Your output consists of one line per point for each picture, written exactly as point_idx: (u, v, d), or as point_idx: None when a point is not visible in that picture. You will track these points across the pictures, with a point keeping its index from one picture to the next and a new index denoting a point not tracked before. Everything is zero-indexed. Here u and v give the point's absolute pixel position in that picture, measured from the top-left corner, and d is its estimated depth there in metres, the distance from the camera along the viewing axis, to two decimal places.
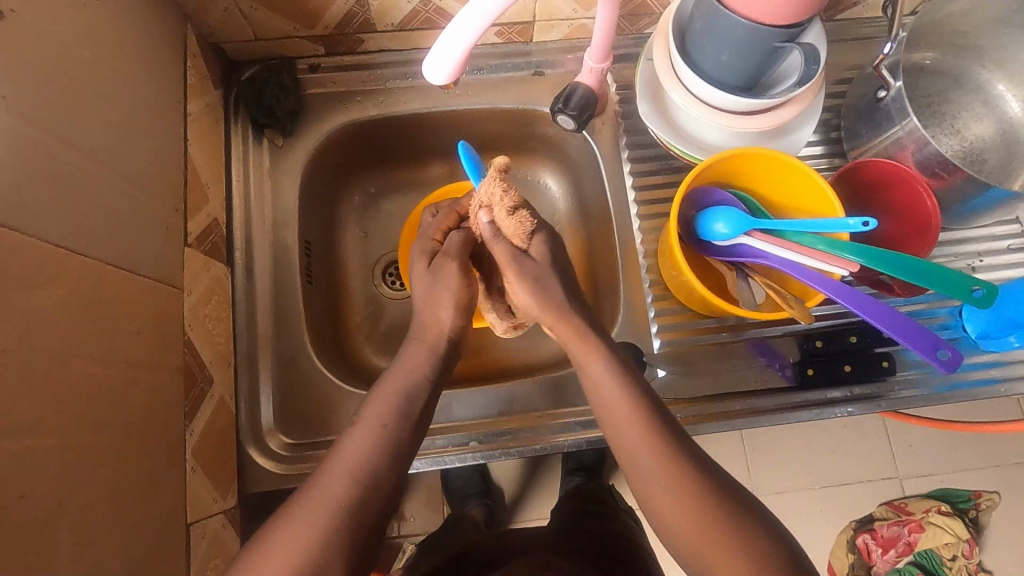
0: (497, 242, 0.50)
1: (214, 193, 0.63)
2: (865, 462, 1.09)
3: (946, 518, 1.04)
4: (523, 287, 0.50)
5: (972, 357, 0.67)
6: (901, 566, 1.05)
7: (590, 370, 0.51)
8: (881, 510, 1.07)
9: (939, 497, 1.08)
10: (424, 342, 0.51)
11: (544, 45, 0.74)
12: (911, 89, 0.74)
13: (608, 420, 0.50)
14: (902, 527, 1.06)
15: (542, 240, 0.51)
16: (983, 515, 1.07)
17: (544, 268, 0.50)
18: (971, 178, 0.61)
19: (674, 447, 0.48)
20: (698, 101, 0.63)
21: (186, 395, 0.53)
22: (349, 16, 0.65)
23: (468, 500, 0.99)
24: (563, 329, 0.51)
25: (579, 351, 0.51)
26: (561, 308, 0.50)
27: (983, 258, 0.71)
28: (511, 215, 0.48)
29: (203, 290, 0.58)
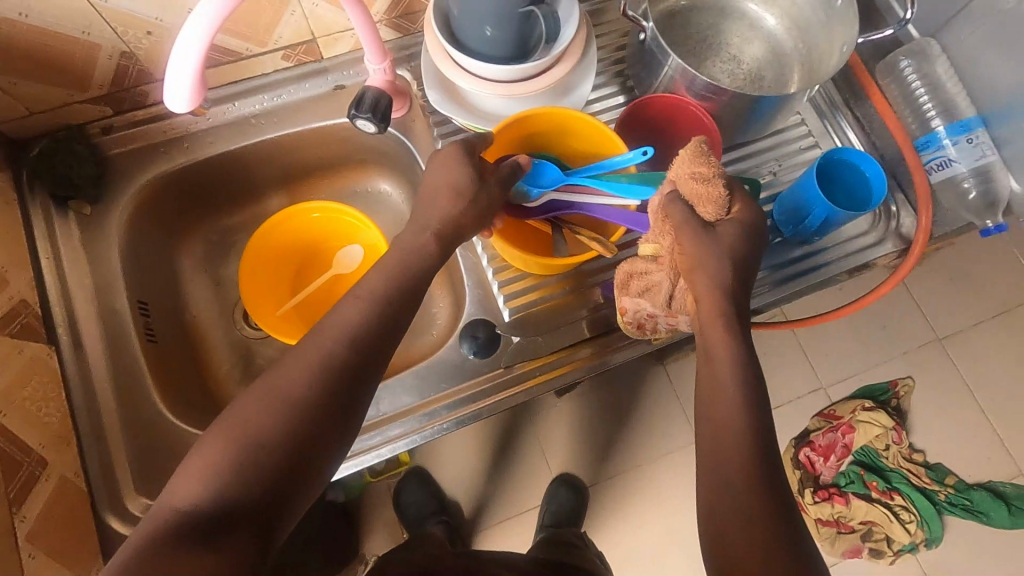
0: (682, 208, 0.53)
1: (16, 274, 0.61)
2: (790, 379, 1.16)
3: (871, 413, 1.11)
4: (693, 258, 0.52)
5: (789, 254, 0.73)
6: (845, 469, 1.11)
7: (710, 347, 0.50)
8: (814, 421, 1.14)
9: (861, 396, 1.15)
10: (399, 249, 0.56)
11: (338, 59, 0.76)
12: (680, 29, 0.81)
13: (705, 385, 0.50)
14: (835, 432, 1.12)
15: (738, 219, 0.53)
16: (904, 402, 1.15)
17: (722, 244, 0.52)
18: (734, 93, 0.66)
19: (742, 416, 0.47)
20: (476, 78, 0.66)
21: (7, 481, 0.51)
22: (122, 70, 0.65)
23: (427, 521, 1.01)
24: (708, 312, 0.51)
25: (712, 334, 0.50)
26: (721, 291, 0.51)
27: (781, 163, 0.77)
28: (716, 180, 0.52)
29: (16, 372, 0.56)
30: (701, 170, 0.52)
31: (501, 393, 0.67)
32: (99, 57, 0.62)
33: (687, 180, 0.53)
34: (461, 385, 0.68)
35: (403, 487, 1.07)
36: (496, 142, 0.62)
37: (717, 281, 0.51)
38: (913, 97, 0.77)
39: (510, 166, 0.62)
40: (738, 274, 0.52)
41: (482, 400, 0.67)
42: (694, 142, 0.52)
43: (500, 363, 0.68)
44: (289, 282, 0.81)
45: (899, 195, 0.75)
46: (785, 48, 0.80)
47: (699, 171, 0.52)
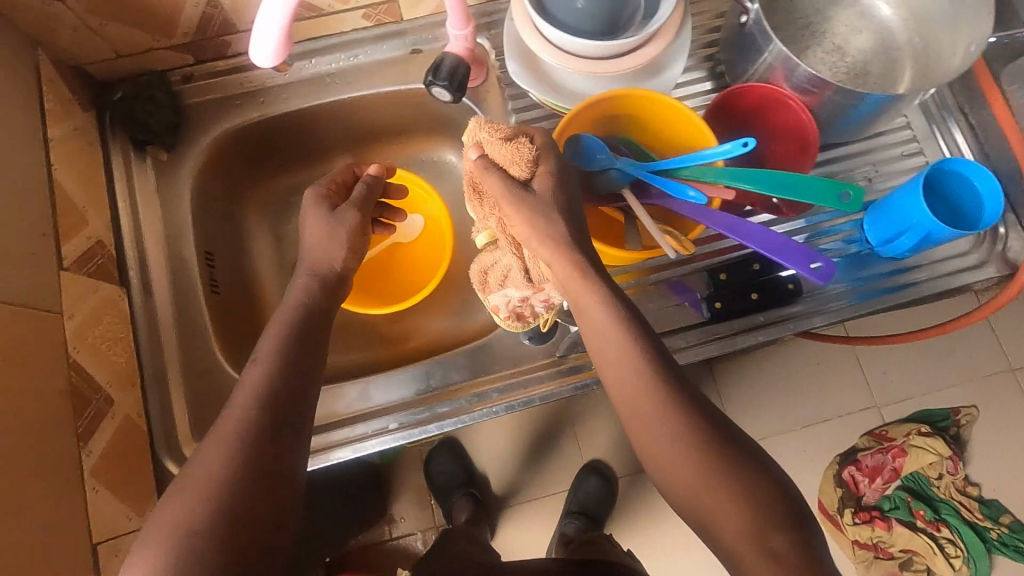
0: (491, 172, 0.55)
1: (95, 215, 0.63)
2: (839, 395, 1.10)
3: (928, 439, 1.05)
4: (523, 219, 0.54)
5: (875, 269, 0.68)
6: (891, 493, 1.04)
7: (587, 312, 0.52)
8: (863, 440, 1.07)
9: (917, 419, 1.08)
10: (307, 275, 0.55)
11: (418, 22, 0.73)
12: (783, 12, 0.74)
13: (597, 348, 0.52)
14: (885, 454, 1.06)
15: (547, 171, 0.56)
16: (964, 431, 1.07)
17: (542, 197, 0.55)
18: (839, 89, 0.61)
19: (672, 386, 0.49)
20: (565, 55, 0.62)
21: (77, 417, 0.53)
22: (207, 19, 0.64)
23: (454, 493, 1.01)
24: (566, 274, 0.54)
25: (575, 290, 0.53)
26: (563, 243, 0.54)
27: (878, 168, 0.71)
28: (514, 143, 0.54)
29: (90, 312, 0.58)
30: (499, 134, 0.55)
31: (553, 383, 0.65)
32: (186, 4, 0.62)
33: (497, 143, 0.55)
34: (514, 370, 0.67)
35: (435, 455, 1.05)
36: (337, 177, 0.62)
37: (540, 237, 0.54)
38: None
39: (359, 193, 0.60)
40: (569, 222, 0.55)
41: (533, 388, 0.65)
42: (478, 118, 0.57)
43: (555, 352, 0.67)
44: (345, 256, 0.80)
45: (1009, 214, 0.68)
46: (898, 42, 0.72)
47: (510, 135, 0.56)
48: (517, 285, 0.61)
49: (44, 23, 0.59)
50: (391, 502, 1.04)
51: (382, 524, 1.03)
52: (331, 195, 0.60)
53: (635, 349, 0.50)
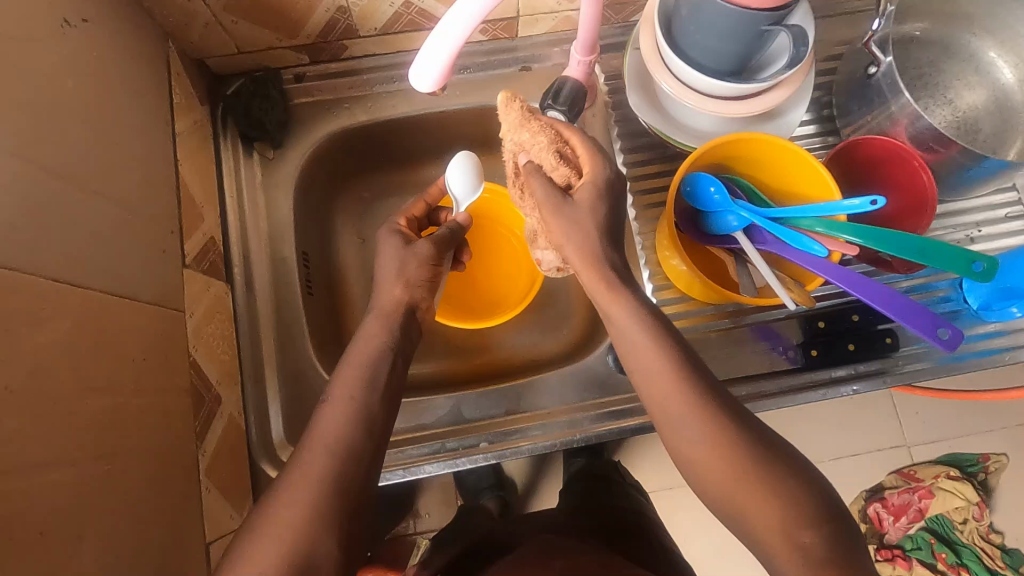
0: (534, 175, 0.54)
1: (209, 211, 0.63)
2: (873, 429, 1.06)
3: (955, 483, 1.02)
4: (561, 228, 0.51)
5: (974, 330, 0.68)
6: (914, 533, 1.02)
7: (616, 321, 0.49)
8: (891, 478, 1.04)
9: (947, 462, 1.05)
10: (378, 314, 0.54)
11: (530, 40, 0.73)
12: (901, 62, 0.73)
13: (635, 368, 0.48)
14: (912, 494, 1.03)
15: (590, 186, 0.52)
16: (992, 478, 1.04)
17: (580, 211, 0.51)
18: (966, 151, 0.60)
19: (704, 394, 0.45)
20: (707, 99, 0.62)
21: (196, 418, 0.53)
22: (332, 23, 0.64)
23: (482, 494, 1.00)
24: (587, 273, 0.51)
25: (604, 299, 0.50)
26: (592, 256, 0.50)
27: (981, 228, 0.71)
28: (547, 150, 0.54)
29: (204, 310, 0.58)
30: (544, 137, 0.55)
31: (643, 417, 0.65)
32: (318, 8, 0.61)
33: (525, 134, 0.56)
34: (604, 399, 0.66)
35: None
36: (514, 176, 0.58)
37: (572, 248, 0.51)
38: None
39: (442, 234, 0.61)
40: (605, 238, 0.51)
41: (627, 418, 0.65)
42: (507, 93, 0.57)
43: None
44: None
45: None
46: (1014, 103, 0.72)
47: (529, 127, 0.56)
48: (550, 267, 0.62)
49: (181, 18, 0.59)
50: (416, 497, 1.03)
51: (406, 517, 1.03)
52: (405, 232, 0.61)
53: (661, 360, 0.47)
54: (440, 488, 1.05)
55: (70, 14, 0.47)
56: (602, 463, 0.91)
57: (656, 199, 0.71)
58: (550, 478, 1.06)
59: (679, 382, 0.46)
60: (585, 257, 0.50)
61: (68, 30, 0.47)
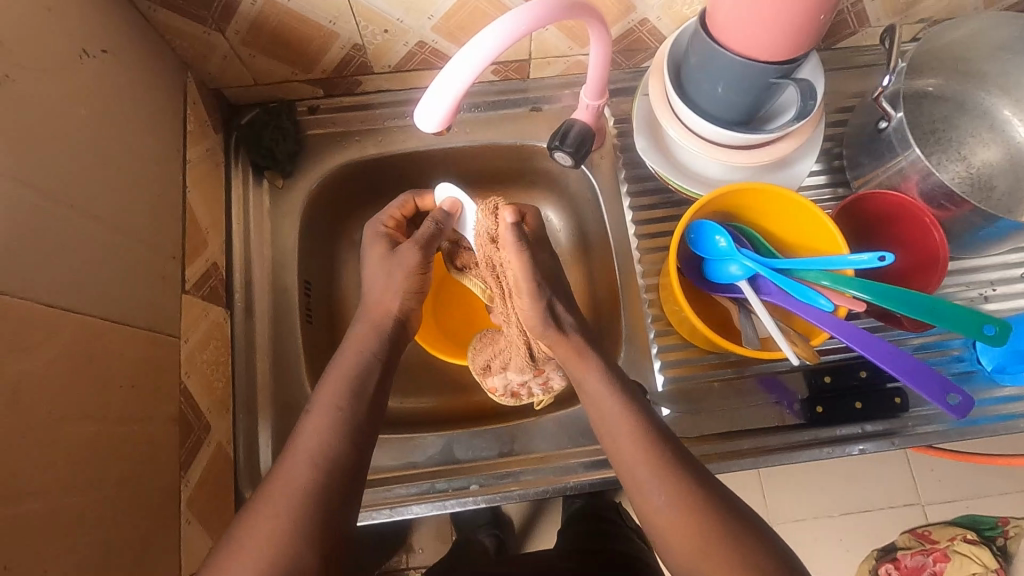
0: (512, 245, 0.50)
1: (214, 237, 0.64)
2: (886, 487, 1.02)
3: (972, 547, 0.97)
4: (535, 306, 0.52)
5: (988, 392, 0.65)
6: None
7: (588, 388, 0.52)
8: (903, 538, 1.00)
9: (963, 524, 1.00)
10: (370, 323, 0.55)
11: (542, 81, 0.74)
12: (913, 116, 0.73)
13: (607, 440, 0.50)
14: (926, 556, 0.99)
15: (546, 256, 0.56)
16: (1012, 544, 0.99)
17: (549, 286, 0.53)
18: (978, 210, 0.59)
19: (681, 470, 0.47)
20: (716, 147, 0.62)
21: (182, 446, 0.53)
22: (347, 60, 0.66)
23: (477, 531, 0.97)
24: (566, 352, 0.53)
25: (575, 367, 0.53)
26: (561, 327, 0.53)
27: (996, 287, 0.69)
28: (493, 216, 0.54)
29: (200, 336, 0.58)
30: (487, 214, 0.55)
31: None
32: (333, 46, 0.63)
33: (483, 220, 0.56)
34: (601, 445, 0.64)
35: None
36: (395, 214, 0.63)
37: (540, 320, 0.53)
38: None
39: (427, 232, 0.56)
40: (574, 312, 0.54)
41: None
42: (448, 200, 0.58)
43: None
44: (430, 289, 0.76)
45: None
46: None
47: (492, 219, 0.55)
48: (519, 368, 0.60)
49: (200, 50, 0.61)
50: (410, 531, 1.01)
51: (399, 550, 1.01)
52: (390, 233, 0.61)
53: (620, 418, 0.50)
54: (436, 522, 1.03)
55: (90, 45, 0.49)
56: (604, 501, 0.88)
57: (661, 243, 0.71)
58: (549, 516, 1.03)
59: (651, 464, 0.47)
60: (549, 333, 0.53)
61: (86, 61, 0.48)
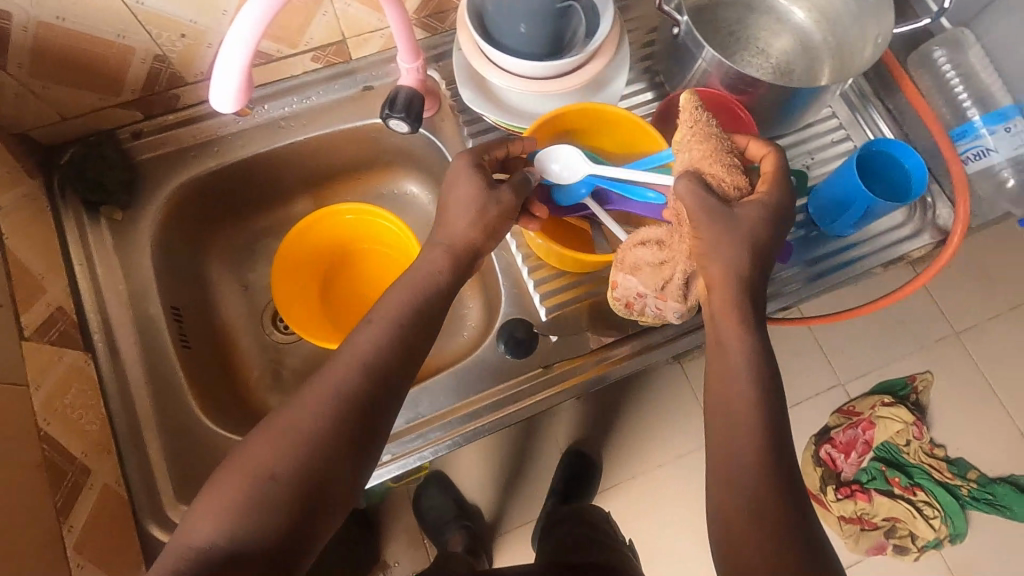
0: (693, 204, 0.52)
1: (52, 281, 0.61)
2: (808, 376, 1.15)
3: (891, 408, 1.11)
4: (715, 241, 0.51)
5: (825, 246, 0.73)
6: (867, 465, 1.09)
7: (730, 347, 0.50)
8: (834, 418, 1.12)
9: (881, 391, 1.14)
10: (448, 248, 0.57)
11: (366, 59, 0.75)
12: (711, 23, 0.80)
13: (716, 393, 0.50)
14: (857, 428, 1.11)
15: (760, 198, 0.53)
16: (923, 397, 1.14)
17: (738, 225, 0.51)
18: (770, 86, 0.66)
19: (776, 418, 0.48)
20: (536, 81, 0.65)
21: (55, 492, 0.50)
22: (154, 74, 0.64)
23: (447, 527, 0.99)
24: (722, 306, 0.51)
25: (726, 323, 0.51)
26: (734, 274, 0.51)
27: (813, 155, 0.77)
28: (706, 134, 0.54)
29: (55, 381, 0.55)
30: (709, 152, 0.53)
31: (541, 394, 0.67)
32: (133, 61, 0.61)
33: (690, 149, 0.54)
34: (503, 386, 0.68)
35: (424, 491, 1.03)
36: (496, 153, 0.62)
37: (722, 261, 0.51)
38: (947, 86, 0.75)
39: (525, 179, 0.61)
40: (753, 256, 0.51)
41: (523, 398, 0.67)
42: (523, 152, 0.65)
43: (540, 362, 0.68)
44: (318, 293, 0.79)
45: (934, 185, 0.75)
46: (816, 41, 0.79)
47: (700, 123, 0.55)
48: (673, 294, 0.60)
49: None
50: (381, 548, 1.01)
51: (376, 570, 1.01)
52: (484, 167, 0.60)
53: (741, 347, 0.50)
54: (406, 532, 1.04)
55: None
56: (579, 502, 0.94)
57: None
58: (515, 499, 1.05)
59: (757, 433, 0.48)
60: (733, 273, 0.51)
61: None
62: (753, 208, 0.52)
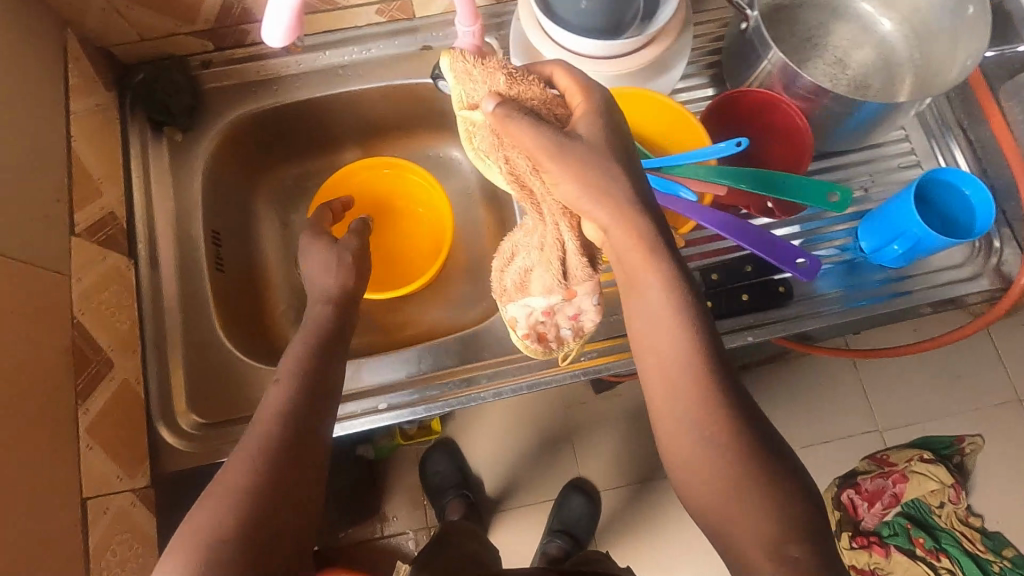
0: (542, 129, 0.47)
1: (110, 188, 0.66)
2: (839, 418, 1.07)
3: (929, 466, 1.00)
4: (575, 165, 0.46)
5: (870, 275, 0.68)
6: (890, 519, 0.99)
7: (640, 304, 0.46)
8: (863, 463, 1.04)
9: (920, 446, 1.04)
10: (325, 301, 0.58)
11: (429, 20, 0.76)
12: (787, 25, 0.76)
13: (656, 358, 0.45)
14: (885, 479, 1.01)
15: (587, 110, 0.50)
16: (968, 460, 1.03)
17: (590, 141, 0.47)
18: (835, 96, 0.62)
19: (715, 409, 0.43)
20: (589, 59, 0.65)
21: (77, 376, 0.55)
22: (227, 7, 0.67)
23: (446, 494, 1.02)
24: (623, 251, 0.46)
25: (635, 270, 0.46)
26: (623, 210, 0.46)
27: (876, 178, 0.72)
28: (513, 70, 0.52)
29: (96, 278, 0.60)
30: (532, 84, 0.51)
31: (545, 373, 0.66)
32: None
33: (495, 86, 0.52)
34: (508, 359, 0.68)
35: (430, 456, 1.06)
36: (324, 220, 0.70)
37: (584, 186, 0.46)
38: None
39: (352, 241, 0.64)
40: (631, 176, 0.48)
41: (527, 374, 0.66)
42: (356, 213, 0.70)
43: None
44: None
45: (1005, 230, 0.70)
46: (900, 57, 0.74)
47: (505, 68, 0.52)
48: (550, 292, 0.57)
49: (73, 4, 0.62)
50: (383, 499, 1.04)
51: (375, 520, 1.04)
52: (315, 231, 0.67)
53: (662, 316, 0.45)
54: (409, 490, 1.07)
55: None
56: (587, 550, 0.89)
57: None
58: (523, 480, 1.07)
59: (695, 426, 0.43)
60: (620, 209, 0.46)
61: None
62: (586, 123, 0.49)
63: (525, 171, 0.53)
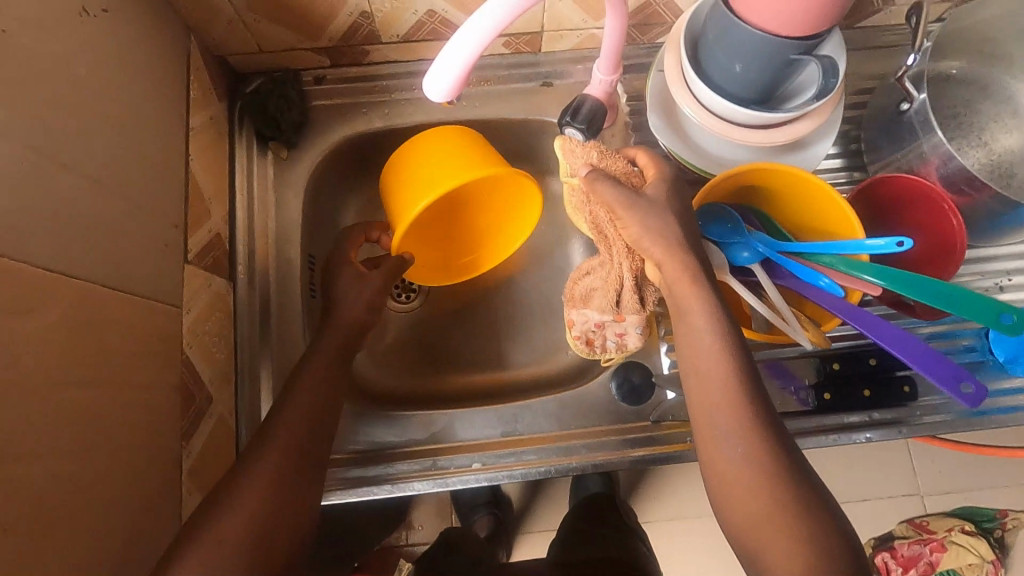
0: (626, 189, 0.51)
1: (217, 207, 0.63)
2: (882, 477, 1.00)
3: (969, 538, 0.95)
4: (637, 218, 0.50)
5: (999, 383, 0.64)
6: None
7: (689, 318, 0.48)
8: (900, 527, 0.98)
9: (961, 516, 0.99)
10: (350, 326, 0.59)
11: (554, 55, 0.72)
12: (934, 100, 0.71)
13: (698, 371, 0.47)
14: (923, 546, 0.96)
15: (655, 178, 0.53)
16: (1008, 535, 0.98)
17: (654, 203, 0.51)
18: (998, 196, 0.58)
19: (770, 446, 0.44)
20: (733, 126, 0.60)
21: (183, 415, 0.53)
22: (355, 27, 0.64)
23: (476, 509, 0.95)
24: (676, 271, 0.48)
25: (681, 293, 0.48)
26: (675, 246, 0.49)
27: (1011, 277, 0.68)
28: (604, 151, 0.56)
29: (203, 306, 0.58)
30: (607, 157, 0.55)
31: (646, 449, 0.63)
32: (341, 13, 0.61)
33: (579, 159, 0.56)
34: (608, 429, 0.64)
35: None
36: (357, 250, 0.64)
37: (659, 238, 0.49)
38: None
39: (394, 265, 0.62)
40: (687, 231, 0.50)
41: (628, 449, 0.63)
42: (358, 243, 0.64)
43: (648, 416, 0.64)
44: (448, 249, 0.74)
45: None
46: None
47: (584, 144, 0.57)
48: (605, 309, 0.60)
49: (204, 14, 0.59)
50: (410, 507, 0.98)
51: (398, 527, 0.97)
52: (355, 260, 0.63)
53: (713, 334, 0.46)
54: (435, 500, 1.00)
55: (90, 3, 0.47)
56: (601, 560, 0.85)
57: None
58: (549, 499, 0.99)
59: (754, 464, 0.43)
60: (675, 248, 0.49)
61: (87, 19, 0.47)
62: (649, 191, 0.52)
63: (606, 229, 0.57)
